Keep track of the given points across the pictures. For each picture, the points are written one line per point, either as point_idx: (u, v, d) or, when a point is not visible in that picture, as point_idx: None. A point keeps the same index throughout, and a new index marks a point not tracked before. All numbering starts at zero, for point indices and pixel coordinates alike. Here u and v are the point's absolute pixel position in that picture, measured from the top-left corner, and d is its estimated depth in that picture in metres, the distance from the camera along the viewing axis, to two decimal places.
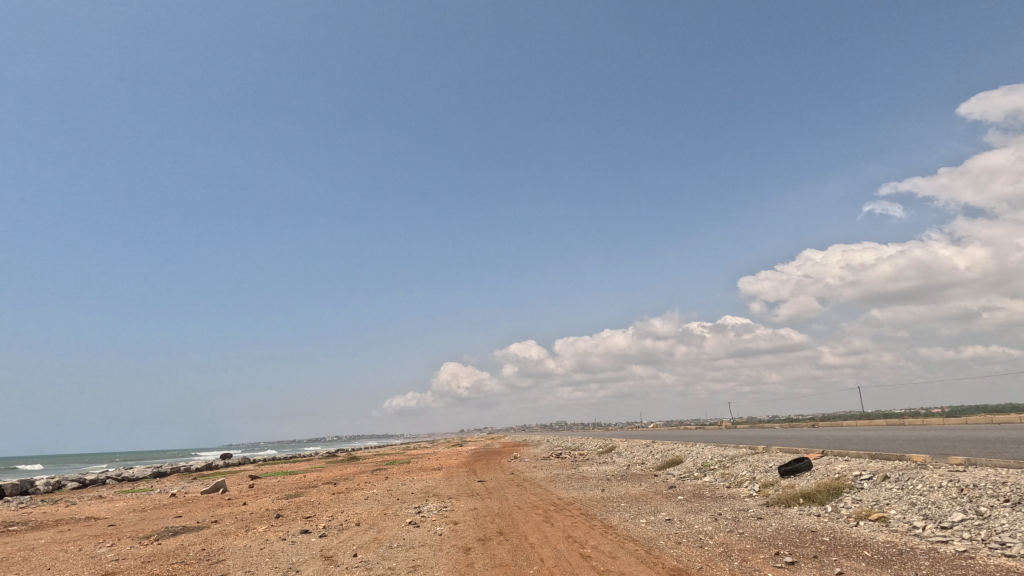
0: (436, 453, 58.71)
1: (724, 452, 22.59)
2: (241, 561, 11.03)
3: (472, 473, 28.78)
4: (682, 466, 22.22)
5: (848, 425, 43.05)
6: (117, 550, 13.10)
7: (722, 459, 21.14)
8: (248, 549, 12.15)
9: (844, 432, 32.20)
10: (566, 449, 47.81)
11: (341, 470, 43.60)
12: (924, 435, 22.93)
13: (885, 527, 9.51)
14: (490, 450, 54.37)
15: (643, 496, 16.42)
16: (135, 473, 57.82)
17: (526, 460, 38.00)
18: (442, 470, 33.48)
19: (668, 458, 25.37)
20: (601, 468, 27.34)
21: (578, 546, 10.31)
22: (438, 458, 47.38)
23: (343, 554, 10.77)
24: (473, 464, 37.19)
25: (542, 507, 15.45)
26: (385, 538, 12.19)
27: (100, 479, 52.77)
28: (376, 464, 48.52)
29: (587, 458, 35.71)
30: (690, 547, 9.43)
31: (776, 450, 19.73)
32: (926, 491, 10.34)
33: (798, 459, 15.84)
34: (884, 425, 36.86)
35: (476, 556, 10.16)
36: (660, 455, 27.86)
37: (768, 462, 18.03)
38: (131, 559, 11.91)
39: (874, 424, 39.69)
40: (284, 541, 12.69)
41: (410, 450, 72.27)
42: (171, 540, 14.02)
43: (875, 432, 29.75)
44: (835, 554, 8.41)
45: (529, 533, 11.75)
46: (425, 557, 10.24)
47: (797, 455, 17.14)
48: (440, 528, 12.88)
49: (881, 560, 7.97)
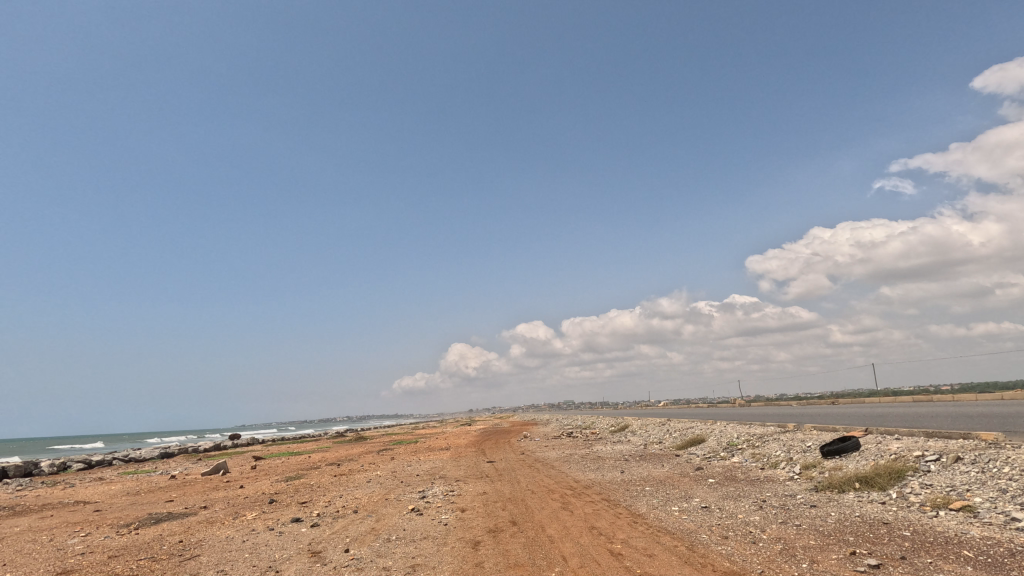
0: (443, 433, 57.63)
1: (751, 430, 21.04)
2: (217, 558, 9.61)
3: (481, 454, 27.53)
4: (705, 446, 20.78)
5: (872, 402, 41.19)
6: (87, 542, 11.80)
7: (750, 438, 19.66)
8: (229, 542, 10.74)
9: (873, 409, 30.46)
10: (577, 428, 46.42)
11: (346, 450, 42.52)
12: (967, 412, 21.23)
13: (975, 520, 7.94)
14: (499, 430, 53.19)
15: (669, 479, 14.96)
16: (142, 455, 57.24)
17: (537, 440, 36.85)
18: (450, 450, 32.34)
19: (688, 437, 23.89)
20: (616, 449, 25.88)
21: (605, 541, 8.82)
22: (445, 438, 46.12)
23: (332, 550, 9.34)
24: (481, 443, 36.06)
25: (558, 492, 14.03)
26: (382, 529, 10.77)
27: (107, 460, 52.24)
28: (382, 444, 47.69)
29: (600, 437, 34.34)
30: (741, 543, 7.92)
31: (810, 428, 18.20)
32: (1018, 476, 8.74)
33: (843, 438, 14.31)
34: (915, 401, 35.11)
35: (486, 553, 8.67)
36: (678, 434, 26.38)
37: (802, 441, 16.55)
38: (97, 553, 10.60)
39: (901, 401, 37.82)
40: (270, 532, 11.32)
41: (417, 430, 71.33)
42: (149, 530, 12.74)
43: (907, 408, 28.03)
44: (927, 554, 6.82)
45: (546, 524, 10.31)
46: (427, 553, 8.80)
47: (838, 434, 15.58)
48: (446, 518, 11.49)
49: (991, 563, 6.38)
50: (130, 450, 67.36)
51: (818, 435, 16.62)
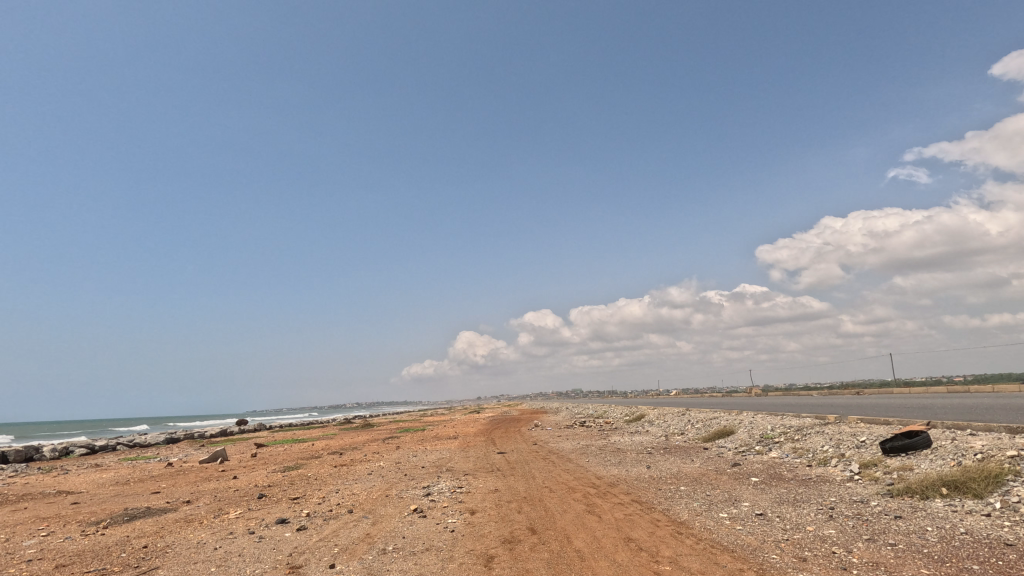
0: (451, 421, 56.29)
1: (785, 422, 19.31)
2: (179, 570, 8.05)
3: (491, 444, 26.04)
4: (735, 438, 19.09)
5: (905, 392, 39.06)
6: (43, 545, 10.33)
7: (787, 430, 17.90)
8: (200, 549, 9.19)
9: (911, 400, 28.53)
10: (590, 417, 44.87)
11: (351, 438, 41.28)
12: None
13: None
14: (509, 418, 51.84)
15: (704, 477, 13.27)
16: (149, 440, 56.46)
17: (549, 429, 35.33)
18: (458, 439, 30.86)
19: (715, 429, 22.21)
20: (635, 440, 24.21)
21: (648, 560, 7.13)
22: (453, 426, 44.72)
23: (314, 565, 7.74)
24: (491, 432, 34.58)
25: (580, 490, 12.41)
26: (378, 537, 9.18)
27: (112, 445, 51.43)
28: (388, 431, 46.39)
29: (615, 427, 32.72)
30: (827, 569, 6.23)
31: (857, 421, 16.41)
32: None
33: (907, 434, 12.52)
34: (950, 392, 33.11)
35: (502, 573, 7.02)
36: (701, 425, 24.66)
37: (852, 435, 14.79)
38: (46, 561, 9.09)
39: (935, 391, 35.81)
40: (249, 537, 9.75)
41: (426, 417, 70.10)
42: (118, 530, 11.26)
43: (948, 399, 26.10)
44: None
45: (572, 534, 8.67)
46: (429, 572, 7.16)
47: (897, 429, 13.78)
48: (452, 523, 9.89)
49: None
50: (139, 434, 66.76)
51: (869, 429, 14.85)
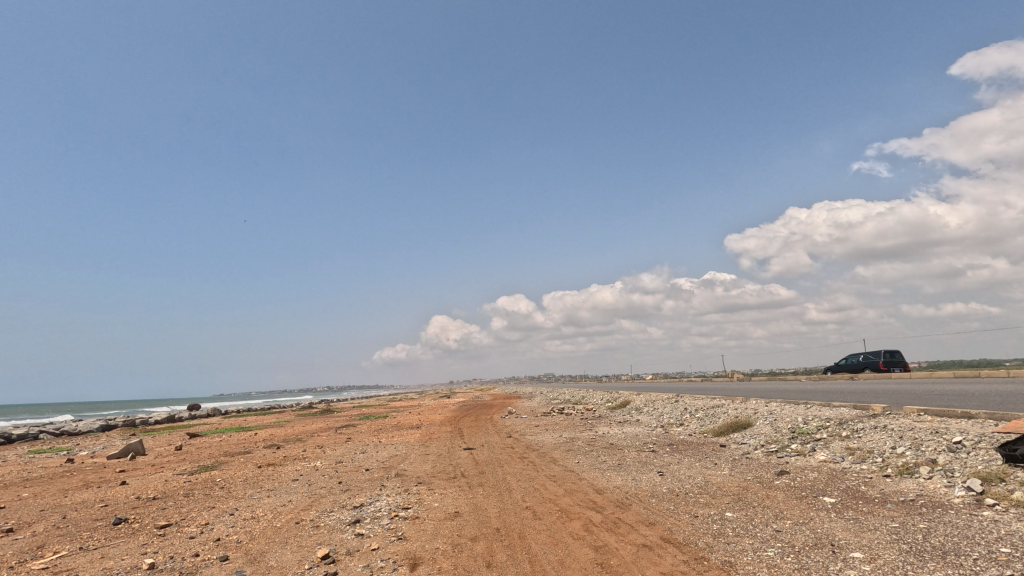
0: (416, 406, 51.84)
1: (817, 413, 15.73)
2: None
3: (457, 436, 22.04)
4: (756, 434, 15.46)
5: (905, 377, 36.29)
6: None
7: (825, 424, 14.29)
8: None
9: (930, 387, 25.46)
10: (567, 404, 41.09)
11: (300, 428, 36.45)
12: None
13: None
14: (479, 403, 47.73)
15: (751, 494, 9.43)
16: (80, 427, 50.35)
17: (523, 418, 31.29)
18: (418, 430, 26.74)
19: (725, 420, 18.57)
20: (628, 432, 20.47)
21: None
22: (417, 414, 40.43)
23: None
24: (458, 421, 30.43)
25: (580, 519, 8.38)
26: None
27: (30, 435, 45.26)
28: (345, 418, 41.88)
29: (597, 416, 28.94)
30: None
31: (919, 413, 12.93)
32: None
33: None
34: (961, 377, 30.29)
35: None
36: (704, 415, 21.07)
37: (929, 432, 11.17)
38: None
39: (941, 376, 32.98)
40: None
41: (392, 403, 65.32)
42: None
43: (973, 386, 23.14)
44: None
45: None
46: None
47: (1000, 427, 10.23)
48: None
49: None
50: (70, 422, 59.90)
51: (950, 424, 11.29)
